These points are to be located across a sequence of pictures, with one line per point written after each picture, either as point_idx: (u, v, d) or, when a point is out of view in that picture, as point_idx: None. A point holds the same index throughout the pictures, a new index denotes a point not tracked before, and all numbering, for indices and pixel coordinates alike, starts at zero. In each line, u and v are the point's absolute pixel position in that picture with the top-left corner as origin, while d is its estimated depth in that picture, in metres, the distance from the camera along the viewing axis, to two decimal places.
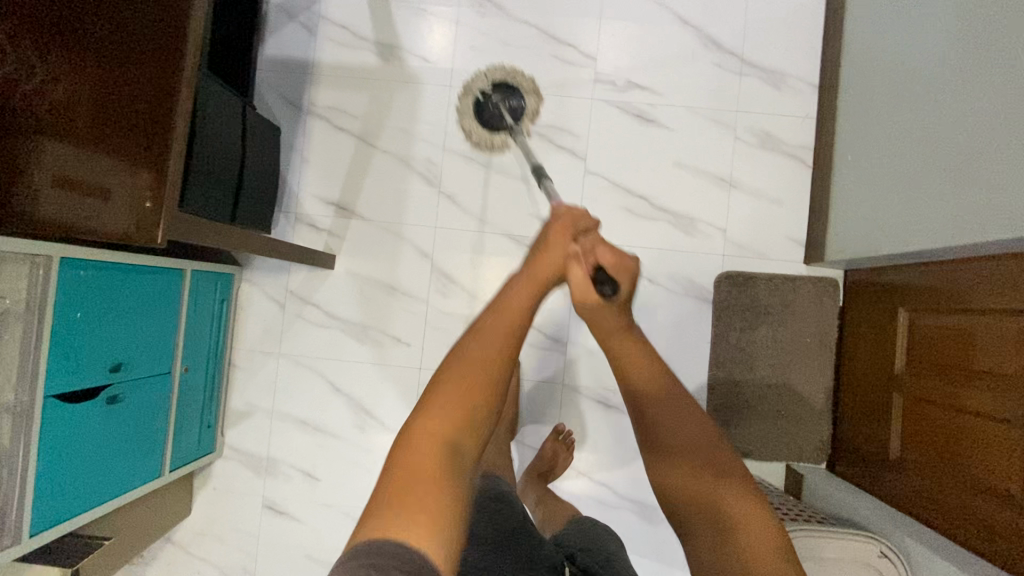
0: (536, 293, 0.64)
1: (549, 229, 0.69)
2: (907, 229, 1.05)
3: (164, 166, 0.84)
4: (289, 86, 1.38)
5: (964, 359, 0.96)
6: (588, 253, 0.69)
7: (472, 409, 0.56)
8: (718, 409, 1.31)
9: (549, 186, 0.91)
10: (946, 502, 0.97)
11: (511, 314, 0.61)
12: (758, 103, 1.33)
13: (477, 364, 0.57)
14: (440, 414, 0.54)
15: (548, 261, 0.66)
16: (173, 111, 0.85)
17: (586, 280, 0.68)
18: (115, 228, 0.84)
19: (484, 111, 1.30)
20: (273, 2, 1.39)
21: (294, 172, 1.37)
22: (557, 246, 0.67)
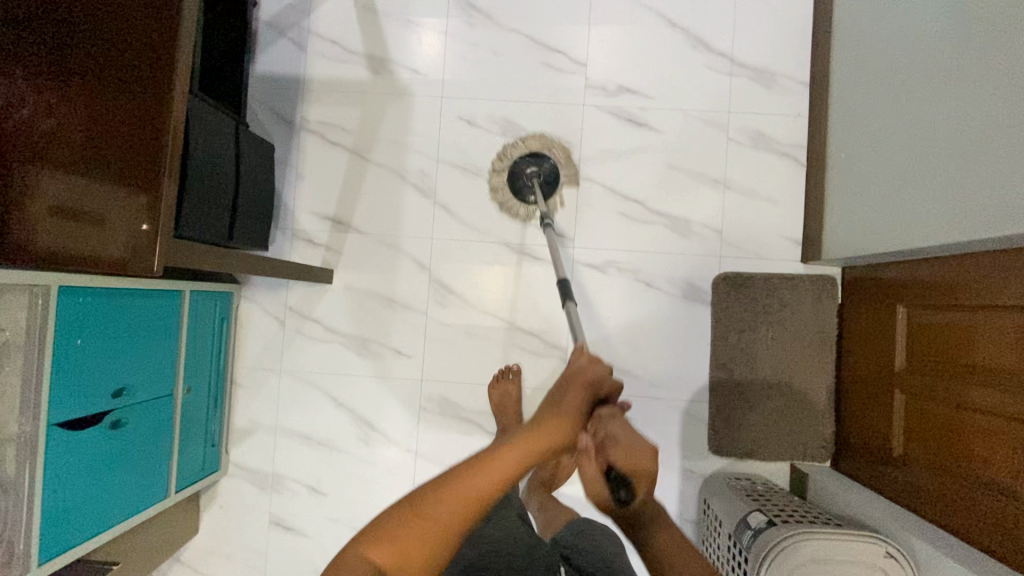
0: (537, 450, 0.63)
1: (573, 379, 0.72)
2: (903, 227, 1.05)
3: (158, 192, 0.85)
4: (281, 102, 1.38)
5: (965, 356, 0.96)
6: (604, 444, 0.69)
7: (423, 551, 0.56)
8: (720, 410, 1.31)
9: (572, 311, 1.02)
10: (952, 500, 0.97)
11: (502, 463, 0.60)
12: (749, 103, 1.33)
13: (442, 506, 0.57)
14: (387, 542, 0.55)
15: (556, 428, 0.65)
16: (166, 137, 0.85)
17: (598, 482, 0.69)
18: (112, 257, 0.84)
19: (518, 182, 1.32)
20: (262, 19, 1.39)
21: (289, 188, 1.37)
22: (575, 400, 0.69)
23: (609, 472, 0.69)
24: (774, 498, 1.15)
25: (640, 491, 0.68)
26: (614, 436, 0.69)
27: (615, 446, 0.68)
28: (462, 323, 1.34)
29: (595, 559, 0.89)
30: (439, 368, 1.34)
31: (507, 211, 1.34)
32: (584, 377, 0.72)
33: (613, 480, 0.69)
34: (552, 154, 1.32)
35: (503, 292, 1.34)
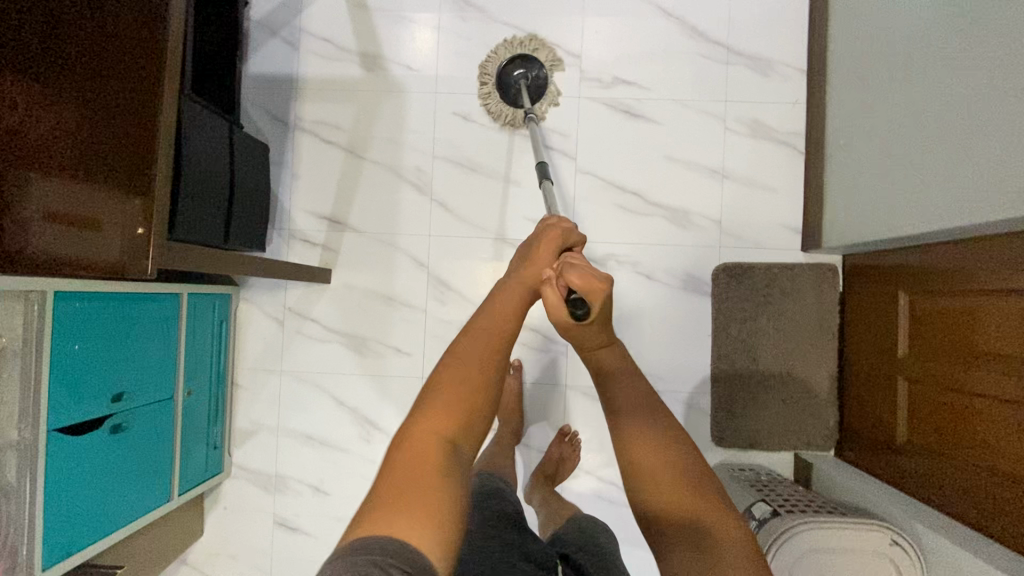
0: (524, 290, 0.71)
1: (542, 232, 0.79)
2: (904, 213, 1.04)
3: (151, 195, 0.84)
4: (275, 102, 1.37)
5: (968, 341, 0.95)
6: (560, 271, 0.72)
7: (468, 404, 0.63)
8: (722, 401, 1.30)
9: (550, 187, 1.00)
10: (957, 487, 0.96)
11: (502, 309, 0.70)
12: (746, 92, 1.32)
13: (470, 359, 0.65)
14: (436, 415, 0.62)
15: (534, 268, 0.73)
16: (158, 139, 0.85)
17: (557, 298, 0.70)
18: (106, 261, 0.84)
19: (507, 87, 1.31)
20: (254, 19, 1.38)
21: (284, 188, 1.36)
22: (546, 249, 0.76)
23: (573, 295, 0.70)
24: (778, 488, 1.15)
25: (594, 307, 0.68)
26: (572, 262, 0.71)
27: (575, 268, 0.70)
28: (461, 319, 1.34)
29: (593, 558, 0.89)
30: None
31: (496, 116, 1.32)
32: (549, 228, 0.78)
33: (573, 301, 0.69)
34: (539, 53, 1.30)
35: None
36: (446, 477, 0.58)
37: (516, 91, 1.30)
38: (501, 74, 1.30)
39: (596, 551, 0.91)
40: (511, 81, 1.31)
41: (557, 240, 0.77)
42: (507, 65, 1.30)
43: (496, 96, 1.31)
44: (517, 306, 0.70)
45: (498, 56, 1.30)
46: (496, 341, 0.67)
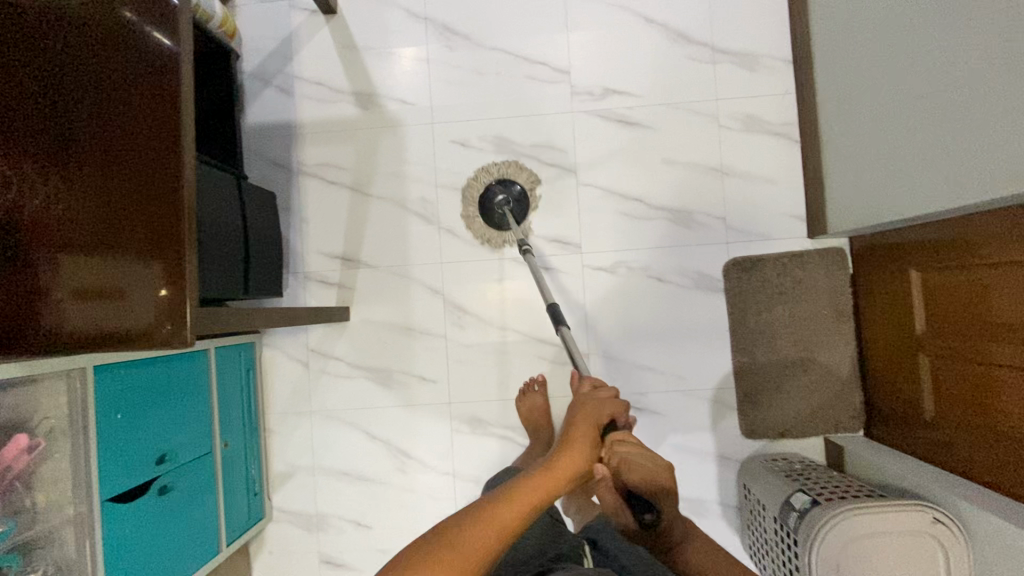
0: (563, 477, 0.75)
1: (582, 408, 0.88)
2: (908, 194, 1.05)
3: (176, 260, 0.86)
4: (276, 149, 1.40)
5: (984, 315, 0.97)
6: (613, 458, 0.83)
7: (465, 570, 0.62)
8: (747, 394, 1.32)
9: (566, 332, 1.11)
10: (994, 460, 0.96)
11: (538, 488, 0.72)
12: (735, 88, 1.34)
13: (474, 537, 0.64)
14: (425, 564, 0.61)
15: (570, 465, 0.77)
16: (176, 206, 0.87)
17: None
18: (138, 331, 0.86)
19: (490, 211, 1.34)
20: (247, 70, 1.41)
21: (294, 232, 1.39)
22: (601, 411, 0.87)
23: (624, 486, 0.82)
24: (813, 476, 1.16)
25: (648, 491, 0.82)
26: (630, 456, 0.83)
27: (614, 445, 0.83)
28: (481, 342, 1.35)
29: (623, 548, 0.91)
30: (464, 389, 1.36)
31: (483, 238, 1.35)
32: (588, 416, 0.85)
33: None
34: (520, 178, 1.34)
35: (517, 307, 1.36)
36: None
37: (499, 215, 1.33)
38: (486, 207, 1.34)
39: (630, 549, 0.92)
40: (495, 211, 1.33)
41: (612, 412, 0.88)
42: (488, 198, 1.33)
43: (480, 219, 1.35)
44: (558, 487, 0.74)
45: (478, 183, 1.34)
46: (518, 518, 0.68)
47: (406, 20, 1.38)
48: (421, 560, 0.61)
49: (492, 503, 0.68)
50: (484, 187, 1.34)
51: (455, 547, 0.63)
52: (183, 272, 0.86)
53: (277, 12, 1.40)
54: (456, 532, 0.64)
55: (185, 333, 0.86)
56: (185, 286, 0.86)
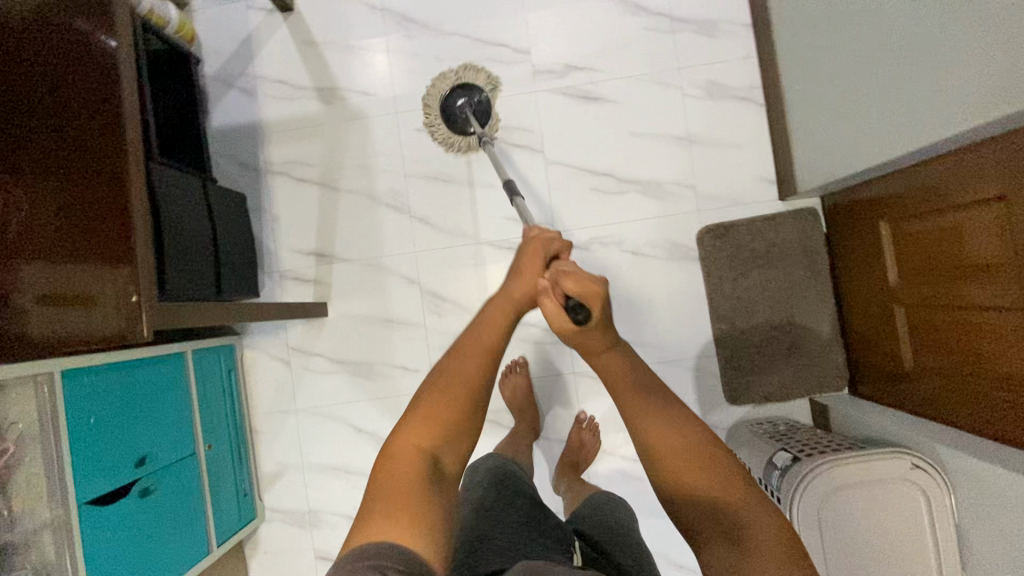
0: (501, 323, 0.69)
1: (520, 258, 0.73)
2: (871, 144, 1.05)
3: (135, 258, 0.86)
4: (243, 150, 1.40)
5: (956, 260, 0.96)
6: (556, 284, 0.69)
7: (457, 424, 0.64)
8: (730, 360, 1.31)
9: (521, 203, 1.02)
10: (974, 401, 0.96)
11: (483, 343, 0.67)
12: (696, 56, 1.33)
13: (433, 413, 0.63)
14: (419, 430, 0.63)
15: (502, 313, 0.69)
16: (130, 204, 0.86)
17: (555, 308, 0.68)
18: (101, 330, 0.86)
19: (453, 116, 1.30)
20: (208, 74, 1.41)
21: (267, 232, 1.39)
22: (530, 262, 0.72)
23: (569, 300, 0.67)
24: (796, 436, 1.15)
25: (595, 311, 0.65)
26: (566, 267, 0.69)
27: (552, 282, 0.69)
28: (460, 327, 1.35)
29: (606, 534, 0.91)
30: None
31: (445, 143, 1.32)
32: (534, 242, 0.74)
33: (572, 307, 0.67)
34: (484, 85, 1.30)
35: (494, 290, 1.35)
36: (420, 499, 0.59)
37: (461, 119, 1.29)
38: (449, 111, 1.30)
39: (614, 535, 0.91)
40: (457, 116, 1.29)
41: (541, 249, 0.74)
42: (450, 100, 1.29)
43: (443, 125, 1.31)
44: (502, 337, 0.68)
45: (440, 86, 1.29)
46: (482, 369, 0.66)
47: (363, 12, 1.38)
48: (415, 429, 0.63)
49: (444, 368, 0.66)
50: (444, 93, 1.29)
51: (435, 409, 0.64)
52: (138, 267, 0.85)
53: (235, 13, 1.40)
54: (432, 396, 0.65)
55: (146, 330, 0.85)
56: (147, 285, 0.86)
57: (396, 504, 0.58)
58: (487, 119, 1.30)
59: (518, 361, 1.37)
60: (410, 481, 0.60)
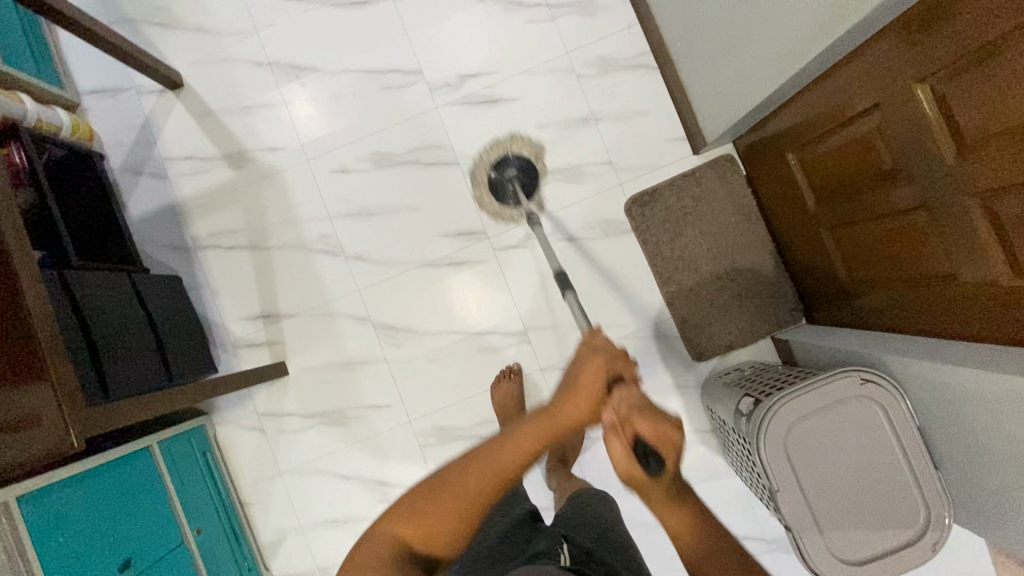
0: (556, 438, 0.60)
1: (587, 360, 0.63)
2: (755, 81, 1.07)
3: (45, 369, 0.82)
4: (167, 233, 1.40)
5: (863, 172, 0.98)
6: (625, 424, 0.59)
7: (457, 525, 0.57)
8: (686, 319, 1.33)
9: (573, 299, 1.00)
10: (925, 302, 0.95)
11: (514, 452, 0.58)
12: (581, 36, 1.36)
13: (455, 493, 0.57)
14: (411, 522, 0.57)
15: (574, 411, 0.60)
16: (27, 314, 0.82)
17: (629, 458, 0.58)
18: (19, 456, 0.80)
19: (500, 187, 1.33)
20: (116, 167, 1.41)
21: (210, 307, 1.39)
22: (591, 381, 0.61)
23: (638, 449, 0.59)
24: (759, 377, 1.16)
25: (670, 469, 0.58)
26: (638, 407, 0.60)
27: (636, 418, 0.59)
28: (420, 353, 1.36)
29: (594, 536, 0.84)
30: (419, 403, 1.36)
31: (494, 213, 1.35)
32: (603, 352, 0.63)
33: (644, 454, 0.59)
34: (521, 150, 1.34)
35: (444, 308, 1.36)
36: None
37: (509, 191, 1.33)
38: (495, 184, 1.33)
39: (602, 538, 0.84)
40: (506, 188, 1.33)
41: (603, 372, 0.62)
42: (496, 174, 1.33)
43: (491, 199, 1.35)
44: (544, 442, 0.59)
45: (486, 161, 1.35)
46: (498, 471, 0.57)
47: (253, 72, 1.39)
48: (409, 517, 0.57)
49: (476, 453, 0.59)
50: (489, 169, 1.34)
51: (439, 503, 0.57)
52: (51, 377, 0.82)
53: (127, 102, 1.41)
54: (438, 487, 0.58)
55: (76, 438, 0.82)
56: (67, 393, 0.82)
57: None
58: (534, 191, 1.34)
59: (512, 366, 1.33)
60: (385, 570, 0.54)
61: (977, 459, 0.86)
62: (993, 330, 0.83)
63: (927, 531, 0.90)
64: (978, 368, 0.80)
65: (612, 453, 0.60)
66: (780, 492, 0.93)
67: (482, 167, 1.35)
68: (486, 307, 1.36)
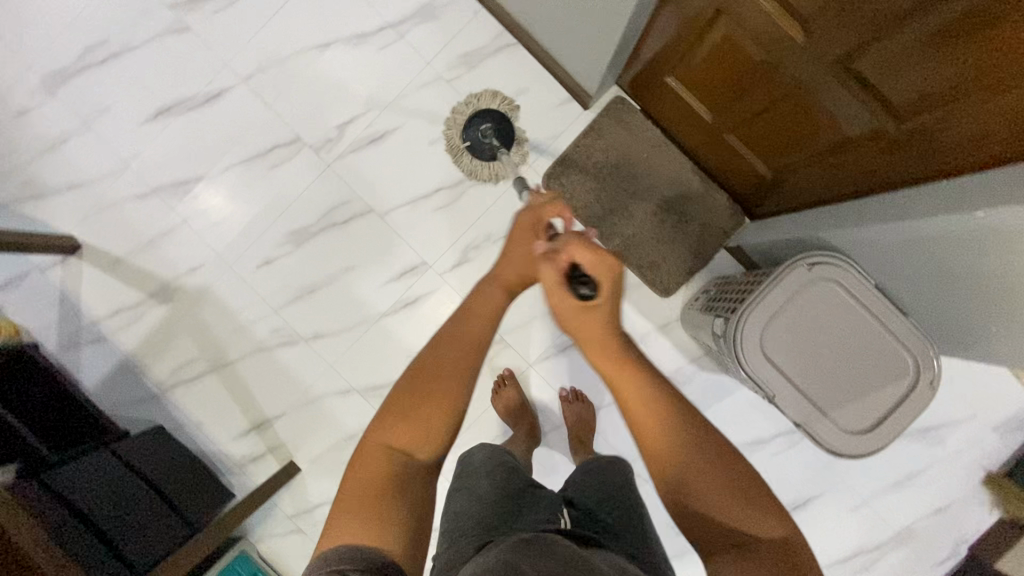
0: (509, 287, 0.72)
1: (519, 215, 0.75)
2: (605, 25, 1.07)
3: None
4: (128, 389, 1.37)
5: (735, 72, 0.99)
6: (564, 253, 0.68)
7: (433, 427, 0.61)
8: (640, 264, 1.35)
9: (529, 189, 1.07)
10: (839, 167, 0.97)
11: (483, 317, 0.68)
12: (434, 41, 1.35)
13: (436, 362, 0.64)
14: (395, 426, 0.60)
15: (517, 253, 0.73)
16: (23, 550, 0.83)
17: (559, 279, 0.68)
18: None
19: (474, 142, 1.32)
20: (53, 349, 1.38)
21: (202, 440, 1.38)
22: (529, 225, 0.74)
23: (574, 278, 0.69)
24: (725, 291, 1.19)
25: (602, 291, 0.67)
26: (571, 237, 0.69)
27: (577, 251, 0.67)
28: None
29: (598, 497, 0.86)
30: None
31: (472, 170, 1.33)
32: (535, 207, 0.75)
33: (578, 281, 0.68)
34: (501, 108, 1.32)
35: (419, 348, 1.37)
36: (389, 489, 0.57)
37: (482, 142, 1.31)
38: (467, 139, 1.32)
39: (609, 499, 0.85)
40: (478, 141, 1.31)
41: (539, 220, 0.74)
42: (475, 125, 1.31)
43: (466, 155, 1.33)
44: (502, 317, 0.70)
45: (456, 122, 1.32)
46: (467, 357, 0.65)
47: (142, 204, 1.36)
48: (390, 425, 0.60)
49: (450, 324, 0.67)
50: (461, 128, 1.32)
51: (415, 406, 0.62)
52: None
53: (37, 283, 1.37)
54: (403, 390, 0.63)
55: None
56: None
57: (357, 494, 0.56)
58: (508, 138, 1.31)
59: (506, 374, 1.35)
60: (380, 481, 0.57)
61: (937, 298, 0.89)
62: (905, 175, 0.86)
63: (920, 375, 0.93)
64: (909, 215, 0.82)
65: (546, 277, 0.69)
66: (776, 395, 0.95)
67: (454, 125, 1.33)
68: None
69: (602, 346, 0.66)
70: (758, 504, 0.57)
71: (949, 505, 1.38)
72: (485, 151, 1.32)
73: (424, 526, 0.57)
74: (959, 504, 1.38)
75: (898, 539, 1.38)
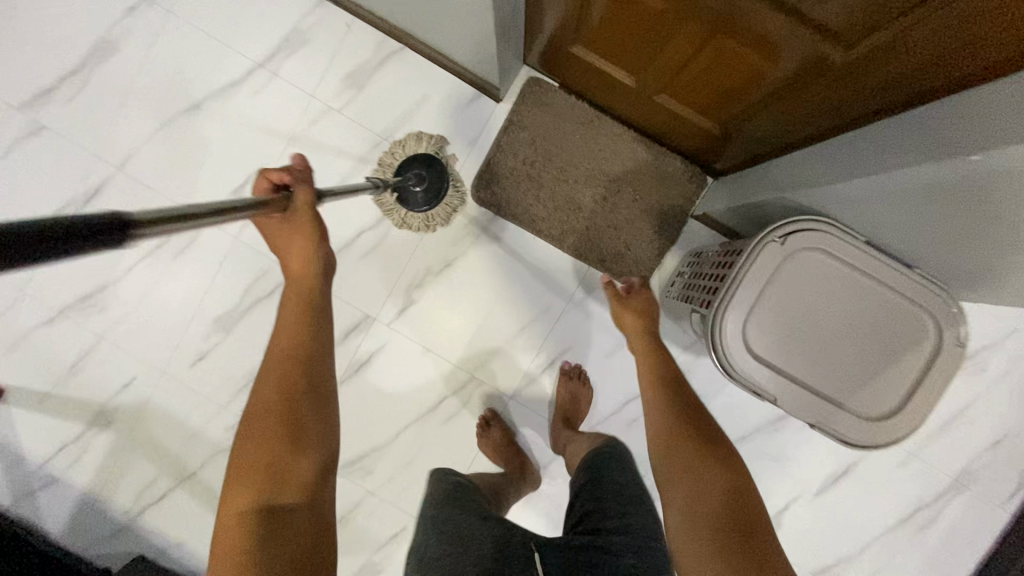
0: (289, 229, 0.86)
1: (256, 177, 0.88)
2: (479, 16, 0.90)
3: None
4: (95, 527, 1.26)
5: (643, 24, 0.83)
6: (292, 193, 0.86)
7: (285, 438, 0.67)
8: (601, 257, 1.20)
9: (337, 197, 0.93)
10: (791, 108, 0.80)
11: (286, 338, 0.76)
12: (311, 70, 1.19)
13: (274, 396, 0.71)
14: (244, 478, 0.64)
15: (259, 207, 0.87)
16: None
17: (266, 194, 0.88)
18: None
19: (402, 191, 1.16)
20: (5, 505, 1.27)
21: (185, 561, 1.26)
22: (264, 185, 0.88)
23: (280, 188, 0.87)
24: (698, 271, 1.02)
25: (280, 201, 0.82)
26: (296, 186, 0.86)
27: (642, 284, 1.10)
28: (396, 463, 1.24)
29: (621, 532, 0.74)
30: None
31: (395, 221, 1.19)
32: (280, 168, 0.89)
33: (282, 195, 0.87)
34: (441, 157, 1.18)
35: (387, 408, 1.23)
36: (251, 526, 0.60)
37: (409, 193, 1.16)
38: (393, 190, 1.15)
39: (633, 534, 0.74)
40: (408, 191, 1.16)
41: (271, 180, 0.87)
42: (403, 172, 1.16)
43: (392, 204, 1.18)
44: (297, 336, 0.76)
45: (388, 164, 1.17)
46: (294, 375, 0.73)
47: (51, 329, 1.23)
48: (232, 479, 0.64)
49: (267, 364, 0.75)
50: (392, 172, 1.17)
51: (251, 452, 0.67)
52: None
53: None
54: (247, 440, 0.67)
55: None
56: None
57: (232, 543, 0.59)
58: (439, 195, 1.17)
59: (488, 415, 1.21)
60: (238, 536, 0.60)
61: (944, 246, 0.72)
62: (864, 108, 0.70)
63: (943, 335, 0.77)
64: (887, 157, 0.65)
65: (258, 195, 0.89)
66: (778, 396, 0.79)
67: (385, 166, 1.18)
68: (420, 378, 1.23)
69: (305, 273, 0.86)
70: (740, 475, 0.76)
71: (1007, 435, 1.22)
72: (418, 202, 1.16)
73: (295, 536, 0.61)
74: (1019, 431, 1.22)
75: (961, 484, 1.23)
